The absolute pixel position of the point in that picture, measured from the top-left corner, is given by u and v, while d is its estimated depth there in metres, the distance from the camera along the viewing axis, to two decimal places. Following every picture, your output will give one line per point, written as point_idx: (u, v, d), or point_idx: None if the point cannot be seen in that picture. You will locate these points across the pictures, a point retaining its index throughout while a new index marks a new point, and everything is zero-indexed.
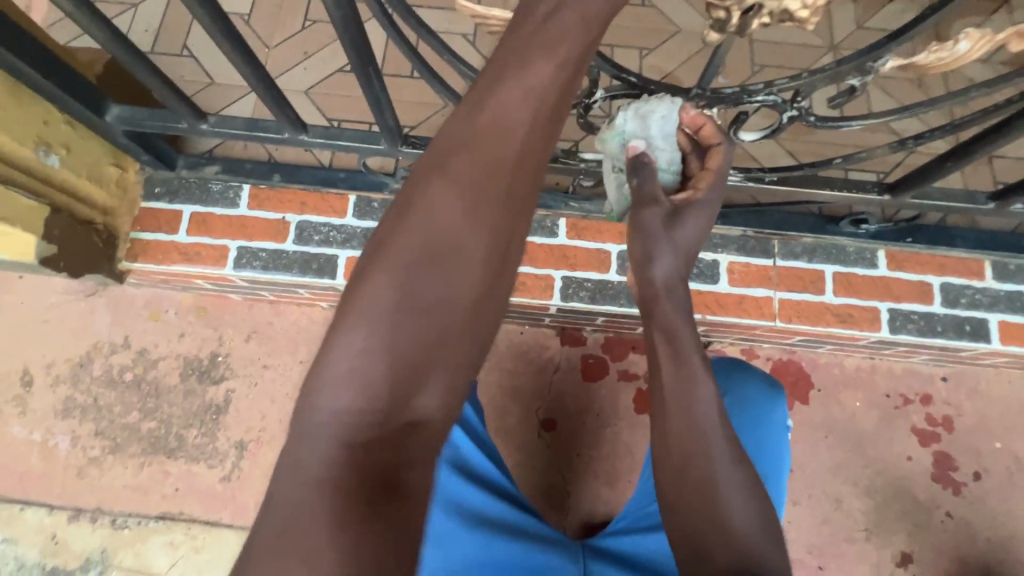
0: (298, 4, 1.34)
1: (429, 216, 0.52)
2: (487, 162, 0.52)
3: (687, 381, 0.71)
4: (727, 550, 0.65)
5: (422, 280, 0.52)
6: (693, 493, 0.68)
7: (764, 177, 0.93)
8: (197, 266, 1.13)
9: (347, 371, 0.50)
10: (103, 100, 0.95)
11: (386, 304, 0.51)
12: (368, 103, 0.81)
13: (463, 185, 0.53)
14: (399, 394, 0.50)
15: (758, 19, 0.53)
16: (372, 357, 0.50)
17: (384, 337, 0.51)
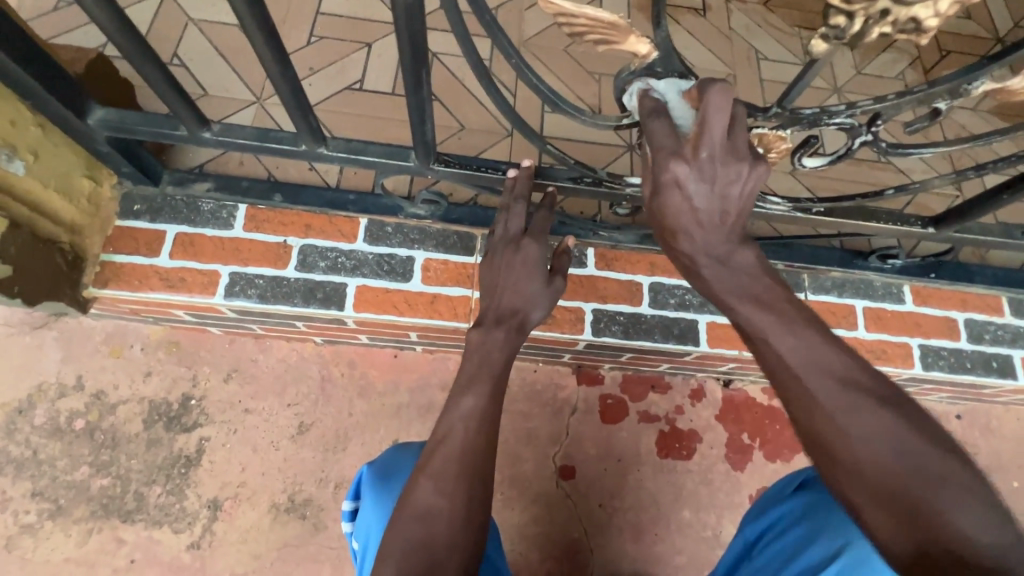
0: (303, 19, 1.27)
1: (451, 426, 0.76)
2: (489, 352, 0.83)
3: (782, 358, 0.56)
4: (898, 528, 0.48)
5: (449, 459, 0.72)
6: (827, 470, 0.53)
7: (812, 208, 0.91)
8: (180, 295, 0.98)
9: (401, 525, 0.68)
10: (87, 100, 0.82)
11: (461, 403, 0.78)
12: (410, 112, 0.73)
13: (473, 385, 0.79)
14: (448, 530, 0.68)
15: (880, 27, 0.50)
16: (449, 440, 0.75)
17: (428, 497, 0.69)
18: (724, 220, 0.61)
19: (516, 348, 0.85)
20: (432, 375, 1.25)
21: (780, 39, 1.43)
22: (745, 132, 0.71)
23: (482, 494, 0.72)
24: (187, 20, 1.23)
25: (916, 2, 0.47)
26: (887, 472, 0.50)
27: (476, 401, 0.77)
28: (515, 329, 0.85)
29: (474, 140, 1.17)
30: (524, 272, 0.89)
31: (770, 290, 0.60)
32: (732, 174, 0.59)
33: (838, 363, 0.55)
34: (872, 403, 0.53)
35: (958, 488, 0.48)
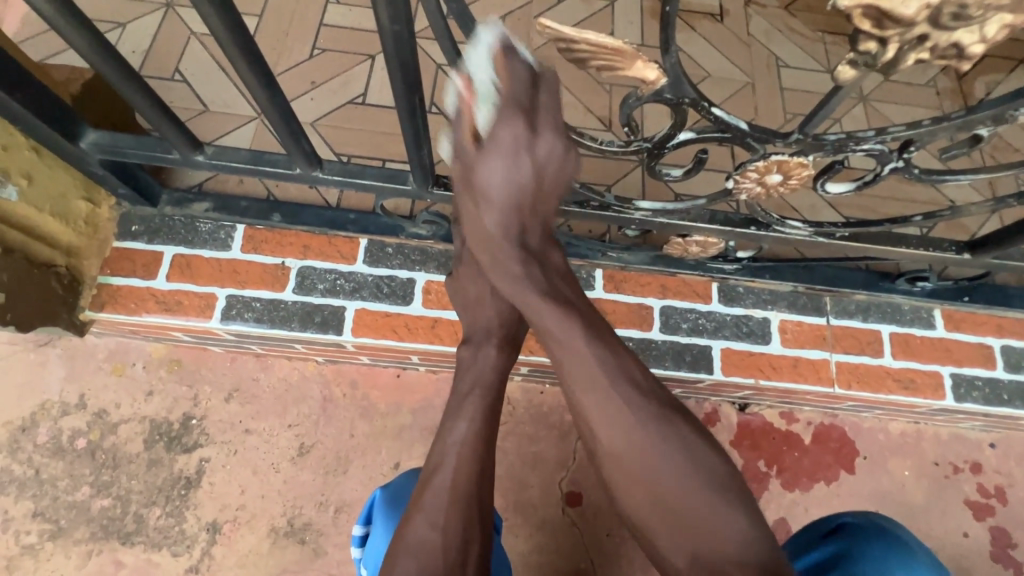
0: (306, 32, 1.24)
1: (444, 451, 0.73)
2: (481, 372, 0.80)
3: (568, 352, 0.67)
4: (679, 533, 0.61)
5: (443, 491, 0.69)
6: (627, 484, 0.65)
7: (835, 233, 0.85)
8: (177, 318, 0.97)
9: (396, 561, 0.64)
10: (79, 124, 0.81)
11: (458, 431, 0.74)
12: (404, 139, 0.69)
13: (466, 410, 0.76)
14: (444, 566, 0.64)
15: (916, 53, 0.44)
16: (447, 465, 0.71)
17: (422, 532, 0.66)
18: (519, 206, 0.66)
19: (506, 367, 0.81)
20: (435, 397, 1.22)
21: (802, 45, 1.36)
22: (762, 158, 0.65)
23: (478, 527, 0.69)
24: (189, 34, 1.21)
25: (959, 27, 0.42)
26: (672, 483, 0.62)
27: (470, 429, 0.74)
28: (503, 346, 0.82)
29: None
30: (503, 277, 0.83)
31: (578, 293, 0.70)
32: (559, 155, 0.63)
33: (626, 375, 0.66)
34: (656, 415, 0.65)
35: (724, 490, 0.62)
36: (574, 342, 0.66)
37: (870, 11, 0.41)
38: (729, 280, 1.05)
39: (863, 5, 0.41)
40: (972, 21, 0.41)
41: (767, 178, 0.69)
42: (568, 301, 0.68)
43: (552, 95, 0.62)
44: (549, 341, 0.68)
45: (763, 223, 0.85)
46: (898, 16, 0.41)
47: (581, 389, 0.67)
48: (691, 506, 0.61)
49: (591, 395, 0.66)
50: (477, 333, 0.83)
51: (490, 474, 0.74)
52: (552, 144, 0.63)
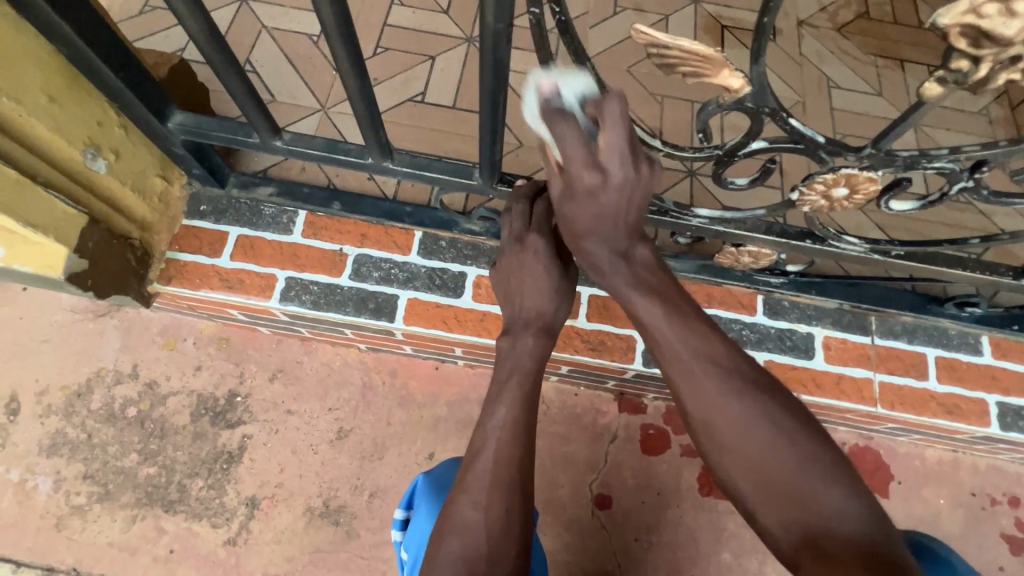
0: (370, 30, 1.29)
1: (485, 436, 0.75)
2: (521, 358, 0.81)
3: (669, 336, 0.68)
4: (783, 505, 0.59)
5: (484, 472, 0.71)
6: (722, 453, 0.64)
7: (890, 251, 0.86)
8: (238, 296, 1.01)
9: (442, 538, 0.67)
10: (168, 105, 0.86)
11: (499, 417, 0.75)
12: (480, 133, 0.72)
13: (505, 395, 0.77)
14: (487, 545, 0.66)
15: (1008, 73, 0.46)
16: (487, 447, 0.73)
17: (468, 512, 0.68)
18: (624, 223, 0.68)
19: (542, 354, 0.82)
20: (472, 391, 1.24)
21: (854, 67, 1.37)
22: (831, 171, 0.67)
23: (520, 507, 0.70)
24: (261, 27, 1.27)
25: None
26: (761, 451, 0.61)
27: (510, 413, 0.75)
28: (540, 333, 0.82)
29: (532, 157, 1.16)
30: (540, 267, 0.83)
31: (663, 282, 0.71)
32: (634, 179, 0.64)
33: (721, 356, 0.67)
34: (741, 388, 0.64)
35: (844, 478, 0.59)
36: (667, 328, 0.69)
37: (969, 30, 0.43)
38: (775, 293, 1.05)
39: (963, 24, 0.43)
40: None
41: (832, 192, 0.70)
42: (651, 288, 0.71)
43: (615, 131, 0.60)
44: (637, 320, 0.71)
45: (818, 237, 0.86)
46: (997, 35, 0.42)
47: (665, 364, 0.68)
48: (801, 486, 0.59)
49: (678, 371, 0.67)
50: (517, 322, 0.84)
51: (530, 460, 0.75)
52: (622, 176, 0.63)
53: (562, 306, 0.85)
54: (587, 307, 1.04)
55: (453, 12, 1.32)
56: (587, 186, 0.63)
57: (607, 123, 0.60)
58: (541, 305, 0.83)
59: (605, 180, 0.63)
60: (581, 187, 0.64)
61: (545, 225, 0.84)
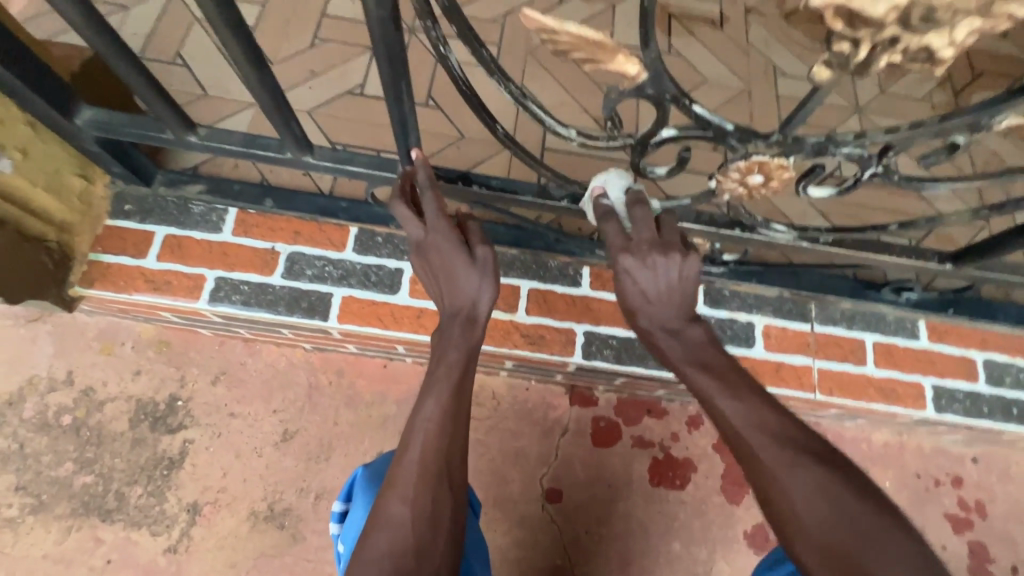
0: (307, 21, 1.25)
1: (415, 427, 0.71)
2: (449, 349, 0.77)
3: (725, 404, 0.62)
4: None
5: (412, 466, 0.67)
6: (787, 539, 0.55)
7: (819, 237, 0.86)
8: (164, 297, 0.97)
9: (368, 535, 0.63)
10: (75, 100, 0.82)
11: (427, 409, 0.72)
12: (392, 124, 0.70)
13: (433, 386, 0.74)
14: (413, 541, 0.62)
15: (887, 55, 0.45)
16: (416, 437, 0.70)
17: (394, 507, 0.64)
18: (669, 301, 0.70)
19: (473, 343, 0.77)
20: (421, 389, 1.22)
21: (800, 54, 1.37)
22: (745, 159, 0.66)
23: (449, 500, 0.67)
24: (193, 19, 1.22)
25: (929, 30, 0.42)
26: (810, 515, 0.54)
27: (438, 406, 0.72)
28: (465, 325, 0.78)
29: (473, 150, 1.15)
30: (448, 263, 0.77)
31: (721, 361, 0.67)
32: (671, 267, 0.69)
33: (759, 412, 0.61)
34: (807, 455, 0.57)
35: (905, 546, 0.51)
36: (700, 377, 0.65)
37: (840, 11, 0.42)
38: (716, 283, 1.05)
39: (833, 5, 0.42)
40: (942, 24, 0.42)
41: (748, 180, 0.70)
42: (694, 356, 0.68)
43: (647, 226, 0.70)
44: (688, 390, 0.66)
45: (747, 226, 0.85)
46: (867, 16, 0.42)
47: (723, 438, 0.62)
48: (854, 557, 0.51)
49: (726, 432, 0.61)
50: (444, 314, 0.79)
51: (462, 452, 0.72)
52: (663, 260, 0.69)
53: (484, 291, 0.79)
54: (527, 301, 1.03)
55: None
56: (624, 264, 0.70)
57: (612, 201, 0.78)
58: (455, 291, 0.78)
59: (643, 263, 0.69)
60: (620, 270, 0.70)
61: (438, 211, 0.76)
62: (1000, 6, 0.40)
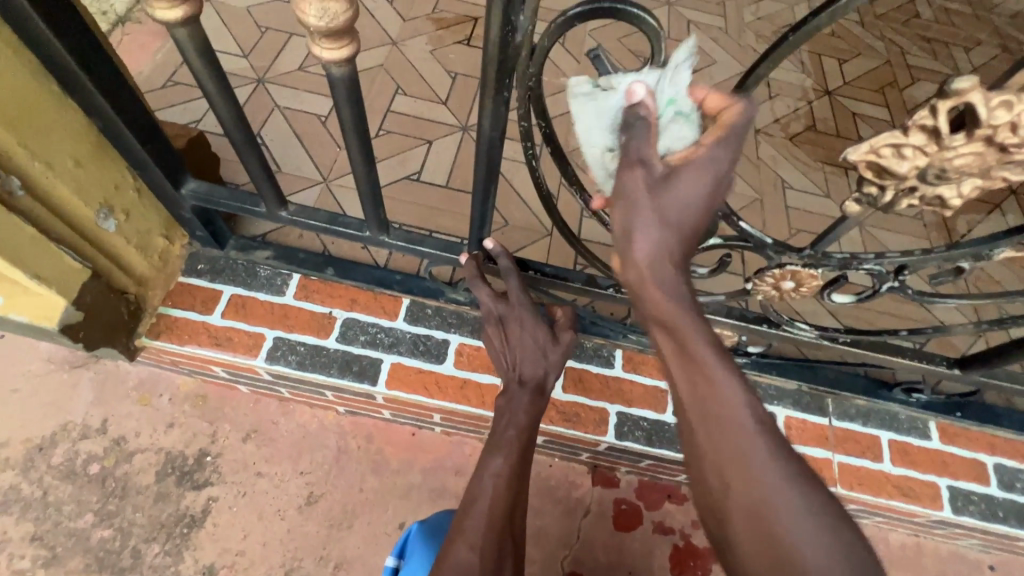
0: (374, 115, 1.42)
1: (481, 486, 0.82)
2: (515, 416, 0.88)
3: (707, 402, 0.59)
4: (764, 556, 0.54)
5: (480, 516, 0.78)
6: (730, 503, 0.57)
7: (839, 337, 0.94)
8: (224, 353, 1.03)
9: None
10: (184, 172, 0.92)
11: (495, 466, 0.83)
12: (472, 216, 0.80)
13: (501, 447, 0.85)
14: None
15: (908, 199, 0.56)
16: (482, 489, 0.81)
17: (462, 554, 0.74)
18: (534, 340, 0.91)
19: (536, 412, 0.89)
20: (448, 459, 1.25)
21: (805, 171, 1.55)
22: (778, 267, 0.76)
23: (509, 552, 0.77)
24: (274, 106, 1.38)
25: (941, 184, 0.53)
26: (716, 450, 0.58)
27: (505, 465, 0.83)
28: (536, 393, 0.90)
29: (516, 236, 1.26)
30: (524, 334, 0.91)
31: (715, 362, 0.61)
32: (535, 315, 0.91)
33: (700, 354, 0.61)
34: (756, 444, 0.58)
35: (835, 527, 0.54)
36: (698, 345, 0.60)
37: (871, 164, 0.53)
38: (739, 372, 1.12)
39: (866, 160, 0.53)
40: (951, 180, 0.53)
41: (781, 284, 0.79)
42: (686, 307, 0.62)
43: (521, 288, 0.89)
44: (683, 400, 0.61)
45: (774, 322, 0.94)
46: (893, 171, 0.53)
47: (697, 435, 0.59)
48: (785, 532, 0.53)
49: (727, 414, 0.58)
50: (514, 381, 0.91)
51: (520, 508, 0.83)
52: (529, 310, 0.91)
53: (553, 368, 0.92)
54: (562, 378, 1.08)
55: (451, 102, 1.46)
56: (521, 318, 0.90)
57: (630, 145, 0.58)
58: (533, 366, 0.91)
59: (523, 313, 0.90)
60: (513, 322, 0.91)
61: (521, 292, 0.90)
62: (996, 171, 0.51)
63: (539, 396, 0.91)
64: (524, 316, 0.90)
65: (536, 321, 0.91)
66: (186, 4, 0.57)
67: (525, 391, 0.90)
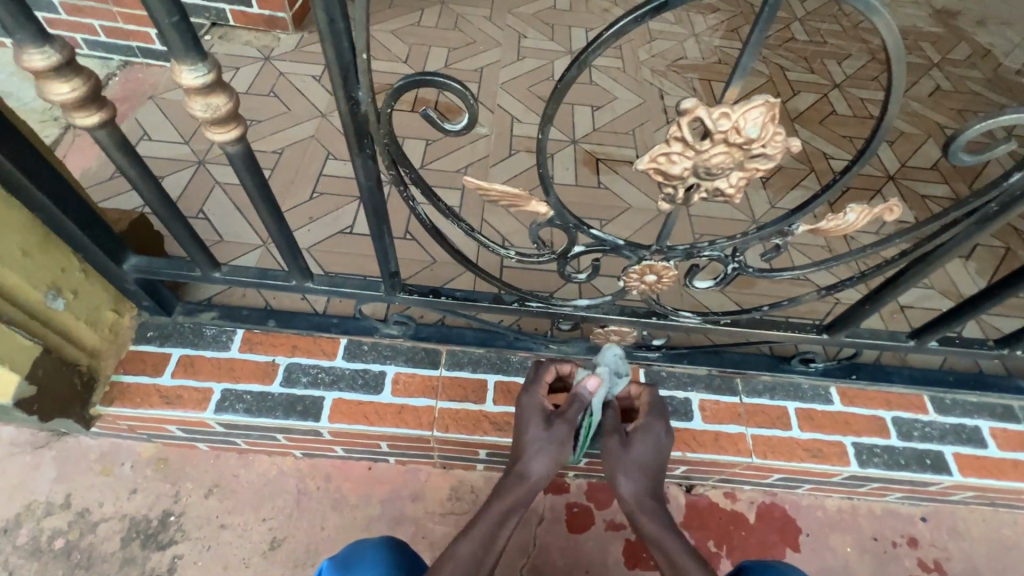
0: (308, 180, 1.56)
1: (450, 557, 0.85)
2: (502, 502, 0.92)
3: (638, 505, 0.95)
4: None
5: None
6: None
7: (720, 320, 1.07)
8: (176, 410, 1.11)
9: None
10: (125, 250, 1.03)
11: (467, 548, 0.86)
12: (375, 253, 0.92)
13: (478, 531, 0.88)
14: None
15: (697, 194, 0.71)
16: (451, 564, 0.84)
17: None
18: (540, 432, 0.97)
19: (517, 502, 0.93)
20: (404, 487, 1.32)
21: None
22: (638, 263, 0.90)
23: None
24: (214, 183, 1.52)
25: (714, 179, 0.68)
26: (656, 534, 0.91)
27: (473, 548, 0.86)
28: (522, 481, 0.94)
29: (444, 271, 1.39)
30: (524, 427, 0.99)
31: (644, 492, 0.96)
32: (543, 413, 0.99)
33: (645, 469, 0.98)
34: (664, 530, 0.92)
35: None
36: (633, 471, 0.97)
37: (657, 171, 0.67)
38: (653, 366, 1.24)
39: (652, 168, 0.67)
40: (719, 176, 0.68)
41: (646, 278, 0.93)
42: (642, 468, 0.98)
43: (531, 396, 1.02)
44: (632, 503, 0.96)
45: (661, 314, 1.07)
46: (672, 173, 0.67)
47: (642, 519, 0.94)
48: None
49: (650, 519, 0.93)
50: (513, 473, 0.95)
51: None
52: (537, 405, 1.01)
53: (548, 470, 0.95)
54: (493, 392, 1.18)
55: None
56: (529, 413, 1.00)
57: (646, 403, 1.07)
58: (530, 464, 0.95)
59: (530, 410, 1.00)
60: (528, 418, 0.99)
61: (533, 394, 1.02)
62: (748, 165, 0.66)
63: (525, 491, 0.94)
64: (531, 410, 1.00)
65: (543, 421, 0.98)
66: (102, 111, 0.70)
67: (516, 483, 0.94)
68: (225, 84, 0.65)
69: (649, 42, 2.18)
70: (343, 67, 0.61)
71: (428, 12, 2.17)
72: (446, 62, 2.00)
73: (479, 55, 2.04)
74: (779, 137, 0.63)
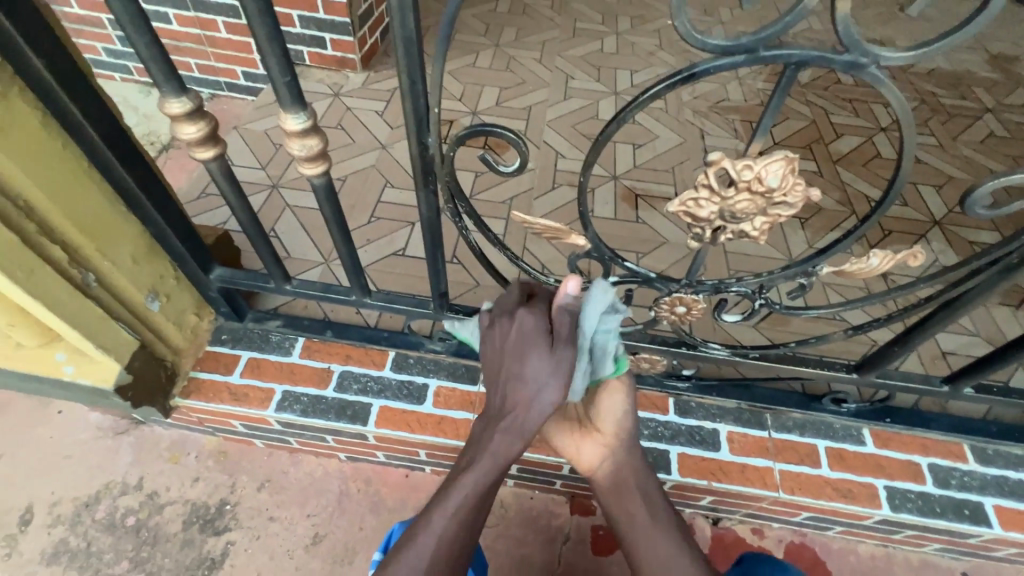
0: (367, 205, 1.72)
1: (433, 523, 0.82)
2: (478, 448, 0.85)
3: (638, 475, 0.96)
4: None
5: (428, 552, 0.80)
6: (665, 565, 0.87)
7: (748, 354, 1.10)
8: (242, 407, 1.24)
9: None
10: (212, 262, 1.18)
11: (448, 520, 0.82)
12: (428, 275, 1.03)
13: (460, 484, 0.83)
14: None
15: (724, 235, 0.77)
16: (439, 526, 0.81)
17: None
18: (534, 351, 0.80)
19: (503, 446, 0.83)
20: None
21: None
22: (669, 295, 0.96)
23: None
24: (286, 205, 1.69)
25: (739, 222, 0.75)
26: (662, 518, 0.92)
27: (448, 515, 0.82)
28: (492, 417, 0.85)
29: (486, 293, 1.49)
30: (519, 348, 0.81)
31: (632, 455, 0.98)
32: (533, 332, 0.81)
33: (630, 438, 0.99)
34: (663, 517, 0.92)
35: None
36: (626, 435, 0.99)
37: (686, 212, 0.75)
38: (683, 396, 1.28)
39: (682, 210, 0.75)
40: (744, 220, 0.74)
41: (676, 310, 0.99)
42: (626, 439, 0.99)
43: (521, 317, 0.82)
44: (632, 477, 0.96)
45: (691, 345, 1.12)
46: (700, 216, 0.75)
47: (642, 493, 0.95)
48: None
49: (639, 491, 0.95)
50: (497, 410, 0.85)
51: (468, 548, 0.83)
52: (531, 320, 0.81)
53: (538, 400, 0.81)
54: None
55: None
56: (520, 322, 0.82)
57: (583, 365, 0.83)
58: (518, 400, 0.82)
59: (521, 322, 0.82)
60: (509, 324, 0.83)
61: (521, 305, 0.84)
62: (771, 211, 0.72)
63: (508, 439, 0.83)
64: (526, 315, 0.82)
65: (532, 339, 0.80)
66: (216, 148, 0.85)
67: (493, 429, 0.84)
68: (318, 129, 0.78)
69: (692, 84, 2.27)
70: (418, 119, 0.73)
71: (482, 55, 2.35)
72: (497, 101, 2.15)
73: (528, 95, 2.18)
74: (800, 188, 0.69)
